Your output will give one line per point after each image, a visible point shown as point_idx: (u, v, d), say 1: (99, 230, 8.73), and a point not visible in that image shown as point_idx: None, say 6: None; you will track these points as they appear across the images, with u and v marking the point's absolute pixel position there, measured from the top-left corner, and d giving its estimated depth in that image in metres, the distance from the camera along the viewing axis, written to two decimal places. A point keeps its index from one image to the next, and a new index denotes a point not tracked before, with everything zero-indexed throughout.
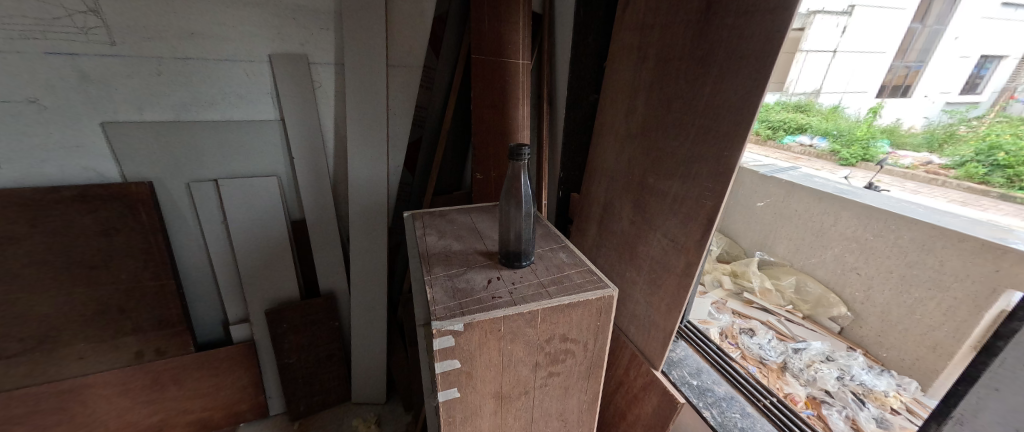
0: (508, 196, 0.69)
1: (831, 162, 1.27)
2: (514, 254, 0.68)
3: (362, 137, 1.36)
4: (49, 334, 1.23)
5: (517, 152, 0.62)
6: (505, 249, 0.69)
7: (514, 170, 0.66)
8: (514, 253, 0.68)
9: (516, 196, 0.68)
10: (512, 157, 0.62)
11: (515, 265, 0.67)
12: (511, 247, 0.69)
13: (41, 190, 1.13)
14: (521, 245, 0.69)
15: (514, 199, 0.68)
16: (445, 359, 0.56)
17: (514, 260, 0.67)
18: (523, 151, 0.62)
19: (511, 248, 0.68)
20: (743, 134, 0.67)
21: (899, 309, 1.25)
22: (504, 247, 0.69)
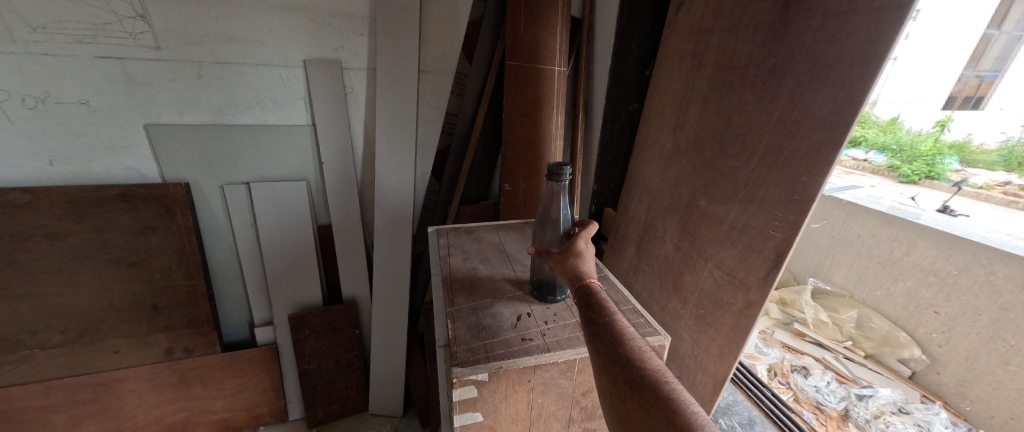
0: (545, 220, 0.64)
1: (891, 179, 1.41)
2: (547, 287, 0.60)
3: (392, 143, 1.33)
4: (89, 327, 1.26)
5: (559, 172, 0.58)
6: (538, 279, 0.61)
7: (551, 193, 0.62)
8: (547, 285, 0.60)
9: (553, 221, 0.64)
10: (552, 179, 0.58)
11: (548, 300, 0.59)
12: (543, 277, 0.61)
13: (87, 188, 1.16)
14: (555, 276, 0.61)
15: (550, 224, 0.64)
16: (464, 412, 0.49)
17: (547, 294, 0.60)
18: (565, 172, 0.57)
19: (543, 279, 0.61)
20: (830, 157, 0.56)
21: (989, 360, 1.06)
22: (536, 278, 0.62)
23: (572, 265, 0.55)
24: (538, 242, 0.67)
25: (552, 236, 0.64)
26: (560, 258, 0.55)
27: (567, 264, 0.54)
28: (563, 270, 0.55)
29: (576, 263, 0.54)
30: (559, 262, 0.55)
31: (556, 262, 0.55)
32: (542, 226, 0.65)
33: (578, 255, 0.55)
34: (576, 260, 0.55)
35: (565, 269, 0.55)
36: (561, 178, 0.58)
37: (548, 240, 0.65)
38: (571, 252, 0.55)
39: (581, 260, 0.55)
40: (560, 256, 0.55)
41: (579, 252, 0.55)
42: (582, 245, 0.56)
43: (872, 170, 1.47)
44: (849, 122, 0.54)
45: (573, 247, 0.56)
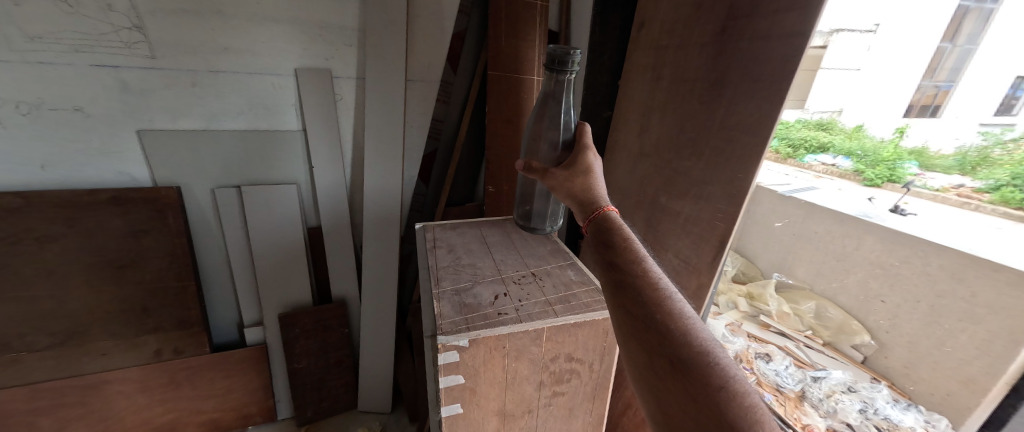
0: (545, 135, 0.75)
1: (854, 182, 1.19)
2: (537, 220, 0.87)
3: (379, 147, 1.40)
4: (77, 330, 1.27)
5: (563, 62, 0.65)
6: (531, 209, 0.86)
7: (558, 105, 0.73)
8: (538, 214, 0.86)
9: (552, 138, 0.75)
10: (557, 70, 0.66)
11: (535, 231, 0.87)
12: (534, 207, 0.85)
13: (79, 192, 1.19)
14: (546, 208, 0.85)
15: (550, 139, 0.75)
16: (449, 375, 0.56)
17: (533, 225, 0.87)
18: (573, 60, 0.65)
19: (535, 210, 0.86)
20: (758, 156, 0.66)
21: (927, 343, 1.12)
22: (525, 209, 0.87)
23: (579, 182, 0.66)
24: (531, 156, 0.78)
25: (551, 151, 0.76)
26: (567, 178, 0.66)
27: (575, 182, 0.66)
28: (570, 188, 0.66)
29: (582, 180, 0.66)
30: (567, 181, 0.66)
31: (564, 181, 0.66)
32: (541, 142, 0.76)
33: (584, 171, 0.67)
34: (582, 177, 0.66)
35: (572, 187, 0.66)
36: (568, 66, 0.66)
37: (543, 157, 0.77)
38: (577, 170, 0.67)
39: (588, 176, 0.67)
40: (568, 175, 0.66)
41: (586, 170, 0.67)
42: (587, 160, 0.68)
43: (837, 173, 1.21)
44: (771, 129, 0.64)
45: (579, 166, 0.67)
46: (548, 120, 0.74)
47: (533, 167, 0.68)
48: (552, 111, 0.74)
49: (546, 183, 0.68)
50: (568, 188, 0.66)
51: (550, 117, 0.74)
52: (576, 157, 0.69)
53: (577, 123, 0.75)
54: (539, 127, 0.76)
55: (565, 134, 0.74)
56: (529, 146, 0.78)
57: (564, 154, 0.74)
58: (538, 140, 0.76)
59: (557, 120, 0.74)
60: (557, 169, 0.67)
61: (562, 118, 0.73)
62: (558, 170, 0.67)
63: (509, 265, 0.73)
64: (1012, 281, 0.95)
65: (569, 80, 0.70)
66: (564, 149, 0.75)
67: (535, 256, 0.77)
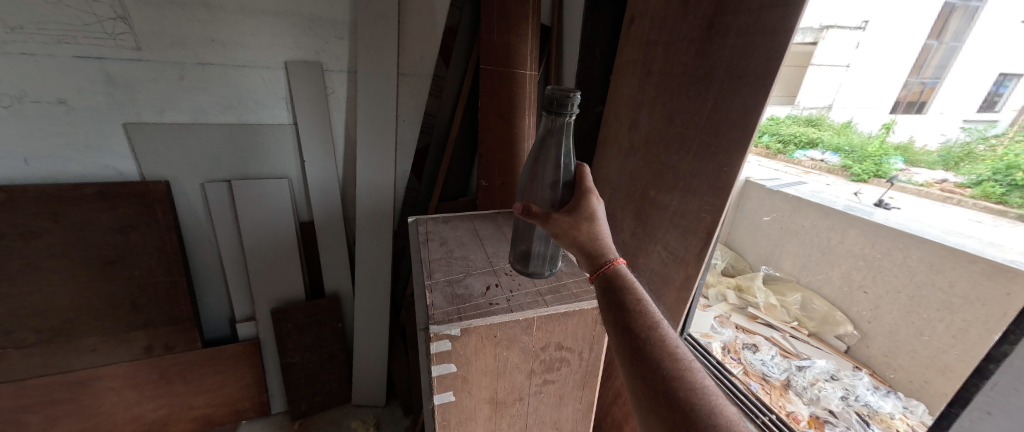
0: (542, 176, 0.68)
1: (842, 177, 1.15)
2: (535, 264, 0.68)
3: (371, 142, 1.39)
4: (65, 326, 1.26)
5: (563, 103, 0.59)
6: (528, 251, 0.69)
7: (557, 143, 0.66)
8: (538, 256, 0.68)
9: (550, 180, 0.68)
10: (556, 112, 0.60)
11: (534, 276, 0.67)
12: (533, 248, 0.68)
13: (65, 187, 1.17)
14: (546, 249, 0.68)
15: (549, 179, 0.68)
16: (441, 363, 0.57)
17: (530, 269, 0.69)
18: (572, 103, 0.59)
19: (533, 251, 0.68)
20: (743, 150, 0.67)
21: (907, 330, 1.18)
22: (521, 252, 0.69)
23: (585, 230, 0.60)
24: (529, 198, 0.70)
25: (550, 194, 0.68)
26: (572, 225, 0.59)
27: (581, 230, 0.59)
28: (576, 237, 0.59)
29: (588, 229, 0.60)
30: (572, 229, 0.59)
31: (569, 228, 0.59)
32: (537, 183, 0.69)
33: (589, 218, 0.60)
34: (588, 224, 0.60)
35: (577, 236, 0.60)
36: (566, 110, 0.60)
37: (542, 199, 0.69)
38: (582, 216, 0.60)
39: (592, 222, 0.61)
40: (573, 222, 0.59)
41: (591, 220, 0.60)
42: (591, 205, 0.62)
43: (826, 169, 1.18)
44: (754, 123, 0.65)
45: (584, 211, 0.61)
46: (545, 161, 0.68)
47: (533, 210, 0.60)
48: (551, 147, 0.66)
49: (549, 230, 0.60)
50: (573, 236, 0.60)
51: (548, 155, 0.67)
52: (579, 201, 0.62)
53: (576, 164, 0.69)
54: (536, 167, 0.69)
55: (564, 175, 0.67)
56: (526, 189, 0.71)
57: (565, 196, 0.67)
58: (535, 184, 0.69)
59: (555, 161, 0.68)
60: (560, 215, 0.60)
61: (560, 156, 0.67)
62: (561, 216, 0.60)
63: (501, 257, 0.74)
64: (984, 273, 0.92)
65: (569, 122, 0.64)
66: (564, 193, 0.68)
67: None
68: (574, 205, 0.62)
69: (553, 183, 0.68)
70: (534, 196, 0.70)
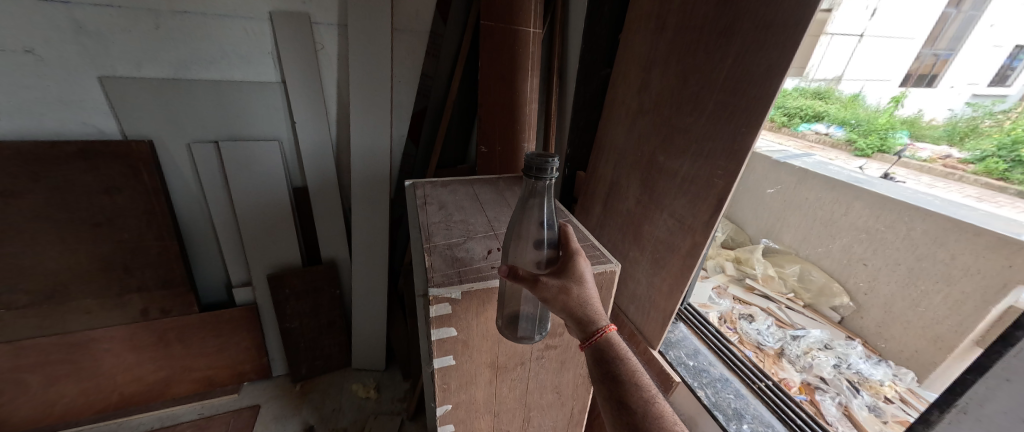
0: (523, 237, 0.58)
1: (846, 152, 1.02)
2: (524, 328, 0.59)
3: (365, 103, 1.32)
4: (56, 289, 1.24)
5: (542, 166, 0.49)
6: (515, 312, 0.60)
7: (540, 202, 0.55)
8: (525, 317, 0.60)
9: (533, 240, 0.57)
10: (535, 176, 0.49)
11: (524, 341, 0.57)
12: (521, 308, 0.60)
13: (42, 144, 1.11)
14: (534, 310, 0.60)
15: (531, 240, 0.57)
16: (441, 327, 0.56)
17: (519, 333, 0.59)
18: (551, 168, 0.49)
19: (521, 312, 0.60)
20: (763, 110, 0.63)
21: (902, 303, 1.00)
22: (508, 313, 0.60)
23: (576, 295, 0.51)
24: (510, 262, 0.59)
25: (532, 258, 0.57)
26: (562, 289, 0.50)
27: (573, 296, 0.51)
28: (567, 303, 0.51)
29: (580, 294, 0.51)
30: (563, 293, 0.50)
31: (559, 293, 0.50)
32: (519, 246, 0.58)
33: (579, 282, 0.52)
34: (579, 288, 0.52)
35: (568, 303, 0.51)
36: (545, 174, 0.49)
37: (525, 263, 0.58)
38: (572, 279, 0.52)
39: (583, 288, 0.52)
40: (562, 285, 0.51)
41: (581, 286, 0.52)
42: (580, 267, 0.53)
43: (831, 144, 1.06)
44: (780, 79, 0.61)
45: (573, 272, 0.52)
46: (526, 221, 0.57)
47: (518, 271, 0.49)
48: (532, 207, 0.56)
49: (536, 295, 0.50)
50: (563, 303, 0.51)
51: (530, 216, 0.56)
52: (566, 265, 0.53)
53: (560, 224, 0.58)
54: (519, 226, 0.58)
55: (548, 236, 0.57)
56: (507, 249, 0.59)
57: (550, 258, 0.57)
58: (515, 246, 0.58)
59: (537, 220, 0.57)
60: (548, 278, 0.51)
61: (543, 216, 0.56)
62: (550, 279, 0.50)
63: (503, 222, 0.71)
64: (993, 244, 0.80)
65: (550, 184, 0.53)
66: (549, 255, 0.57)
67: None
68: (561, 269, 0.53)
69: (536, 247, 0.57)
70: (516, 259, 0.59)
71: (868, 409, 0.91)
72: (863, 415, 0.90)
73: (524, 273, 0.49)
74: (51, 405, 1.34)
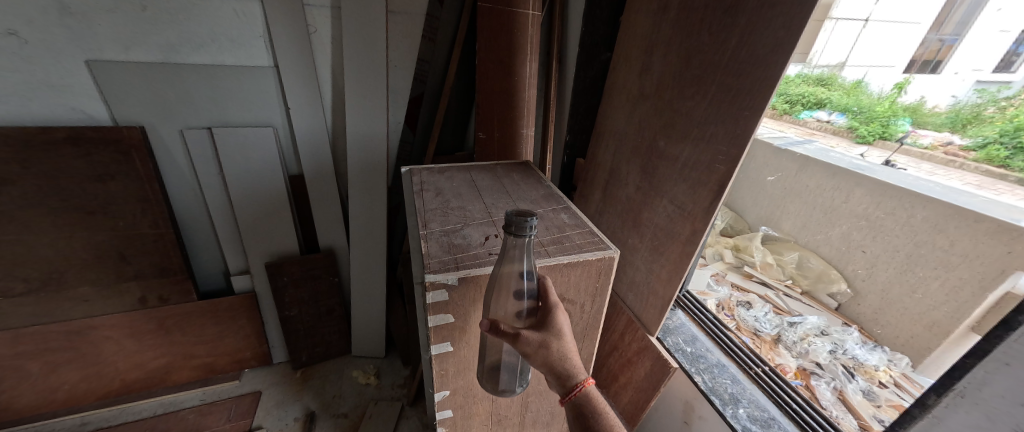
0: (501, 288, 0.54)
1: (848, 139, 0.98)
2: (506, 379, 0.62)
3: (360, 87, 1.30)
4: (53, 276, 1.23)
5: (521, 224, 0.45)
6: (497, 362, 0.62)
7: (519, 253, 0.51)
8: (506, 367, 0.62)
9: (512, 291, 0.54)
10: (514, 233, 0.46)
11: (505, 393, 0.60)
12: (503, 358, 0.62)
13: (31, 130, 1.09)
14: (515, 360, 0.62)
15: (510, 292, 0.54)
16: (438, 313, 0.55)
17: (500, 386, 0.61)
18: (530, 225, 0.45)
19: (502, 362, 0.62)
20: (768, 91, 0.62)
21: (899, 289, 0.95)
22: (490, 364, 0.63)
23: (556, 350, 0.51)
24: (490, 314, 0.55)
25: (512, 308, 0.55)
26: (542, 343, 0.50)
27: (553, 352, 0.50)
28: (547, 358, 0.50)
29: (560, 349, 0.51)
30: (543, 348, 0.50)
31: (539, 348, 0.50)
32: (498, 297, 0.55)
33: (559, 336, 0.51)
34: (559, 342, 0.51)
35: (548, 358, 0.50)
36: (524, 232, 0.46)
37: (504, 314, 0.55)
38: (552, 333, 0.51)
39: (563, 341, 0.51)
40: (543, 340, 0.50)
41: (561, 340, 0.51)
42: (560, 321, 0.52)
43: (832, 131, 1.01)
44: (785, 59, 0.59)
45: (553, 326, 0.52)
46: (505, 273, 0.53)
47: (499, 325, 0.50)
48: (513, 256, 0.52)
49: (517, 349, 0.51)
50: (544, 358, 0.50)
51: (509, 266, 0.52)
52: (545, 319, 0.52)
53: (539, 274, 0.55)
54: (498, 277, 0.54)
55: (528, 288, 0.54)
56: (486, 303, 0.56)
57: (530, 311, 0.54)
58: (493, 298, 0.55)
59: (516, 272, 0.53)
60: (528, 333, 0.50)
61: (524, 268, 0.53)
62: (530, 333, 0.50)
63: (500, 208, 0.70)
64: (991, 232, 0.76)
65: (529, 239, 0.50)
66: (529, 307, 0.54)
67: (528, 200, 0.74)
68: (540, 324, 0.52)
69: (516, 298, 0.54)
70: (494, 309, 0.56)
71: (862, 393, 0.90)
72: (857, 398, 0.89)
73: (504, 328, 0.50)
74: (53, 391, 1.34)
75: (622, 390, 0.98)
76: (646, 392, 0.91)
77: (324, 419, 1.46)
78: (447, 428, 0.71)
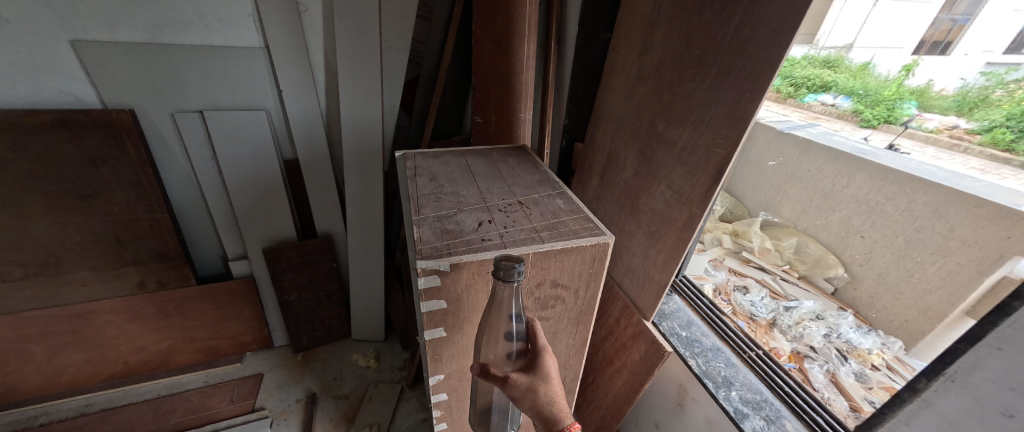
0: (492, 332, 0.57)
1: (852, 123, 0.95)
2: (497, 423, 0.65)
3: (353, 69, 1.27)
4: (51, 261, 1.23)
5: (509, 269, 0.45)
6: (488, 405, 0.66)
7: (509, 296, 0.52)
8: (497, 410, 0.66)
9: (502, 334, 0.56)
10: (502, 279, 0.45)
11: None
12: (493, 401, 0.66)
13: (19, 113, 1.07)
14: (505, 403, 0.66)
15: (501, 335, 0.56)
16: (430, 299, 0.55)
17: (492, 429, 0.66)
18: (518, 272, 0.45)
19: (494, 406, 0.66)
20: (771, 72, 0.60)
21: (897, 273, 0.93)
22: (482, 407, 0.66)
23: (545, 394, 0.51)
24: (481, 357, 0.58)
25: (502, 352, 0.58)
26: (531, 387, 0.51)
27: (541, 396, 0.51)
28: (535, 402, 0.51)
29: (548, 393, 0.51)
30: (531, 392, 0.51)
31: (527, 391, 0.51)
32: (489, 340, 0.58)
33: (547, 380, 0.53)
34: (548, 387, 0.52)
35: (536, 402, 0.51)
36: (511, 277, 0.45)
37: (495, 357, 0.58)
38: (540, 376, 0.52)
39: (551, 384, 0.53)
40: (531, 383, 0.51)
41: (549, 383, 0.52)
42: (548, 365, 0.54)
43: (837, 115, 0.98)
44: (789, 37, 0.57)
45: (541, 370, 0.53)
46: (495, 318, 0.55)
47: (489, 369, 0.51)
48: (502, 297, 0.52)
49: (506, 393, 0.52)
50: (532, 402, 0.51)
51: (499, 310, 0.54)
52: (534, 362, 0.54)
53: (528, 319, 0.58)
54: (490, 322, 0.56)
55: (518, 332, 0.56)
56: (477, 345, 0.59)
57: (519, 354, 0.57)
58: (484, 341, 0.58)
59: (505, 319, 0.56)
60: (517, 375, 0.52)
61: (514, 313, 0.55)
62: (519, 376, 0.52)
63: (495, 194, 0.69)
64: (993, 217, 0.75)
65: (518, 284, 0.51)
66: (518, 351, 0.57)
67: (523, 186, 0.73)
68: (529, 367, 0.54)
69: (505, 341, 0.57)
70: (486, 353, 0.59)
71: (855, 376, 0.90)
72: (849, 382, 0.89)
73: (494, 371, 0.51)
74: (58, 373, 1.37)
75: (617, 374, 0.99)
76: (641, 375, 0.91)
77: (325, 401, 1.48)
78: (442, 411, 0.72)
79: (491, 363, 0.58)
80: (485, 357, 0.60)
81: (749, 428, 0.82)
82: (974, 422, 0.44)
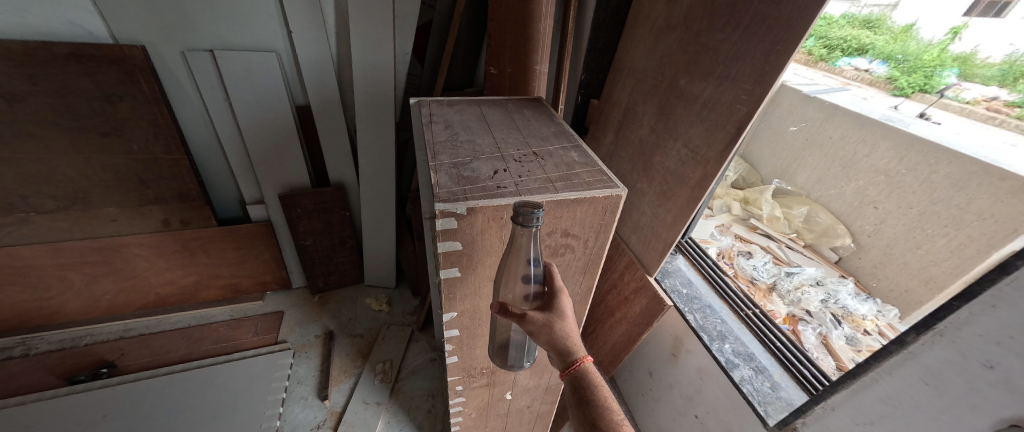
0: (511, 274, 0.61)
1: (883, 91, 0.91)
2: (514, 356, 0.72)
3: (364, 10, 1.22)
4: (78, 195, 1.28)
5: (527, 216, 0.46)
6: (507, 340, 0.74)
7: (527, 241, 0.54)
8: (514, 345, 0.73)
9: (520, 276, 0.60)
10: (521, 224, 0.46)
11: (512, 367, 0.70)
12: (511, 337, 0.73)
13: (31, 44, 1.07)
14: (522, 339, 0.73)
15: (519, 276, 0.60)
16: (447, 240, 0.58)
17: (509, 361, 0.72)
18: (536, 218, 0.46)
19: (511, 342, 0.73)
20: (806, 23, 0.57)
21: (903, 244, 0.91)
22: (501, 341, 0.74)
23: (559, 329, 0.55)
24: (501, 295, 0.63)
25: (520, 292, 0.62)
26: (546, 323, 0.55)
27: (556, 331, 0.55)
28: (551, 336, 0.55)
29: (563, 328, 0.55)
30: (547, 327, 0.55)
31: (544, 326, 0.55)
32: (508, 281, 0.62)
33: (562, 317, 0.56)
34: (562, 323, 0.55)
35: (552, 336, 0.55)
36: (530, 223, 0.47)
37: (513, 297, 0.63)
38: (556, 313, 0.56)
39: (568, 321, 0.56)
40: (546, 319, 0.55)
41: (564, 320, 0.56)
42: (564, 305, 0.57)
43: (869, 81, 0.94)
44: None
45: (557, 308, 0.56)
46: (514, 261, 0.59)
47: (508, 307, 0.55)
48: (521, 243, 0.55)
49: (523, 327, 0.56)
50: (548, 336, 0.55)
51: (517, 254, 0.57)
52: (549, 301, 0.57)
53: (545, 264, 0.60)
54: (510, 265, 0.60)
55: (536, 275, 0.60)
56: (498, 285, 0.64)
57: (537, 294, 0.61)
58: (504, 282, 0.63)
59: (523, 263, 0.58)
60: (534, 312, 0.56)
61: (531, 257, 0.57)
62: (535, 313, 0.55)
63: (510, 144, 0.70)
64: (1014, 190, 0.72)
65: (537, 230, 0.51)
66: (536, 291, 0.61)
67: (538, 137, 0.73)
68: (545, 307, 0.57)
69: (523, 283, 0.61)
70: (506, 292, 0.64)
71: (846, 339, 0.89)
72: (839, 344, 0.89)
73: (512, 309, 0.55)
74: (96, 300, 1.47)
75: (617, 324, 1.04)
76: (640, 326, 0.96)
77: (342, 338, 1.59)
78: (454, 346, 0.78)
79: (510, 302, 0.63)
80: (505, 295, 0.65)
81: (738, 377, 0.87)
82: (955, 372, 0.45)
